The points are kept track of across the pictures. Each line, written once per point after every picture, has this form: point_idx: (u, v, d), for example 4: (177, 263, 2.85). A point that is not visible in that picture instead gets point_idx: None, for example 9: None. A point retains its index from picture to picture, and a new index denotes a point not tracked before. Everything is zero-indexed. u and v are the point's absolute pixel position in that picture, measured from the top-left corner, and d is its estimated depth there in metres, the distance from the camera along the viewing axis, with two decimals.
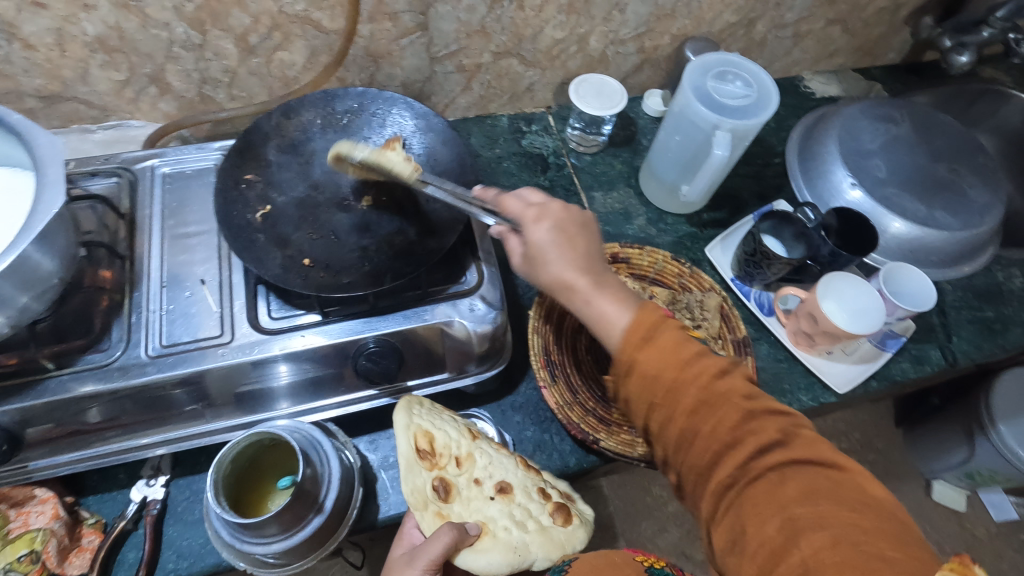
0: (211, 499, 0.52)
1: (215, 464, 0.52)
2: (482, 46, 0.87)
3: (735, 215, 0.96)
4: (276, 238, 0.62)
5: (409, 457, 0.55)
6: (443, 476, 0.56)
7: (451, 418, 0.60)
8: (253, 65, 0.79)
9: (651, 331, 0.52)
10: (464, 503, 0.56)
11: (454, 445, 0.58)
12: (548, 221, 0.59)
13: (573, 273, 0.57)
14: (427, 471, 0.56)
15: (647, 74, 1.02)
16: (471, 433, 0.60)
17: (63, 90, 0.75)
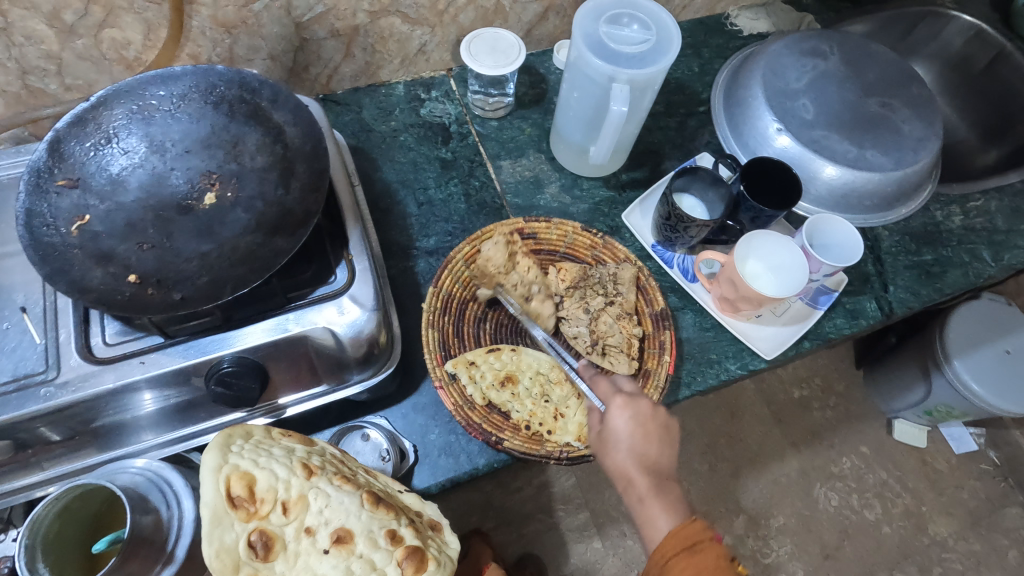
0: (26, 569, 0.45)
1: (28, 525, 0.46)
2: (353, 6, 0.77)
3: (657, 173, 0.88)
4: (96, 254, 0.53)
5: (218, 507, 0.47)
6: (264, 528, 0.48)
7: (283, 454, 0.52)
8: (79, 47, 0.68)
9: (652, 444, 0.60)
10: (290, 559, 0.49)
11: (280, 487, 0.50)
12: (630, 412, 0.61)
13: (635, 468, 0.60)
14: (243, 523, 0.47)
15: (554, 22, 0.92)
16: (306, 471, 0.52)
17: None
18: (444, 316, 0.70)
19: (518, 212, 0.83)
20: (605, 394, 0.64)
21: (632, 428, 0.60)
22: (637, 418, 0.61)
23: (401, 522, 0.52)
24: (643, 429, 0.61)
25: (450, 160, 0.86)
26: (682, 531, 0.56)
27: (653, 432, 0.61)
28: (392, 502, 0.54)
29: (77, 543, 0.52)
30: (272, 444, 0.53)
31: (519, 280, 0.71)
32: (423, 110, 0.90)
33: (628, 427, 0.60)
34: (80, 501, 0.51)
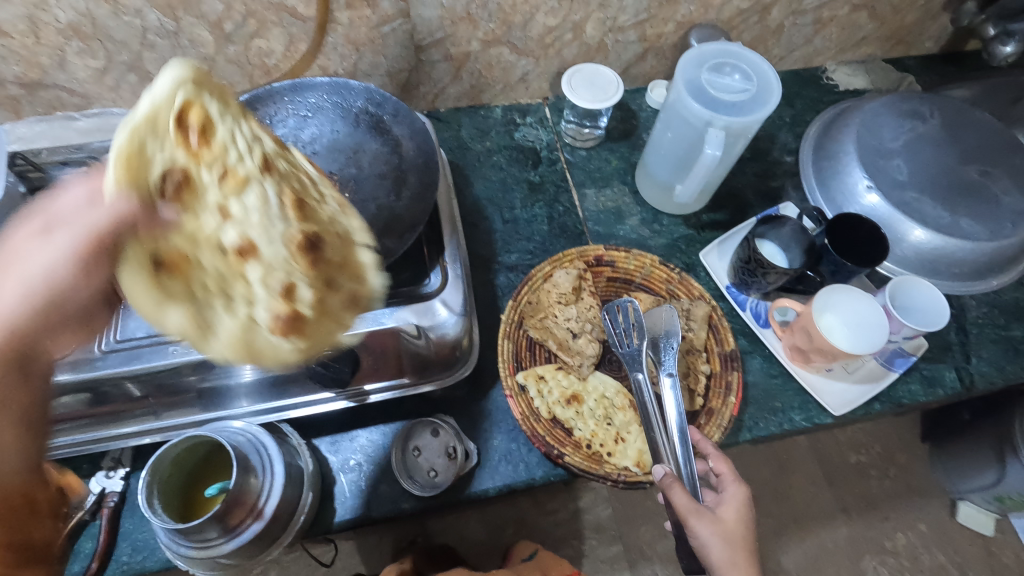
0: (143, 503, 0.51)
1: (151, 465, 0.53)
2: (469, 34, 0.83)
3: (738, 217, 0.89)
4: None
5: (161, 113, 0.43)
6: (185, 168, 0.44)
7: (246, 135, 0.48)
8: (231, 53, 0.78)
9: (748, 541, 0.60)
10: (212, 175, 0.45)
11: (232, 155, 0.46)
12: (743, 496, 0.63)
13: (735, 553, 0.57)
14: (176, 148, 0.44)
15: (651, 63, 0.95)
16: (263, 163, 0.48)
17: (43, 78, 0.75)
18: (518, 329, 0.74)
19: (598, 239, 0.86)
20: (718, 468, 0.65)
21: (737, 525, 0.60)
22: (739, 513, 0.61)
23: (309, 281, 0.49)
24: (741, 519, 0.60)
25: (537, 183, 0.91)
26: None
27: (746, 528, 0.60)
28: (334, 262, 0.51)
29: (183, 486, 0.58)
30: (245, 118, 0.48)
31: (576, 315, 0.74)
32: (517, 133, 0.95)
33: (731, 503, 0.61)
34: (188, 451, 0.57)
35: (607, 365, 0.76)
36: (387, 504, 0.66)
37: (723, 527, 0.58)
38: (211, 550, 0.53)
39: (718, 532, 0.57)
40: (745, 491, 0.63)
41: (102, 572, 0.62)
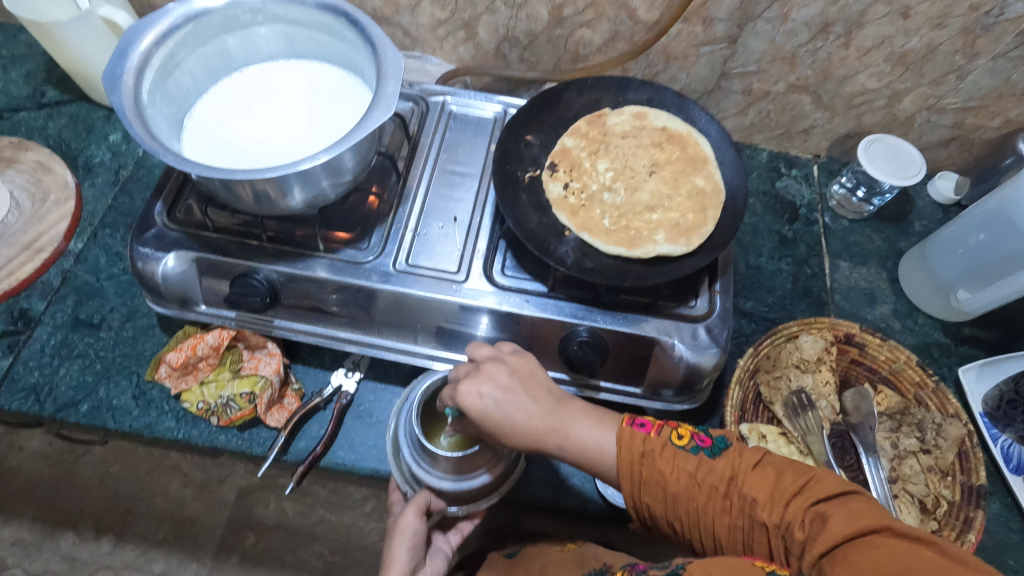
0: (414, 418, 0.60)
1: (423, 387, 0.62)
2: (781, 74, 0.81)
3: (1007, 343, 0.80)
4: (535, 202, 0.64)
5: (633, 119, 0.69)
6: (623, 139, 0.68)
7: (622, 117, 0.69)
8: (554, 35, 0.82)
9: (646, 449, 0.48)
10: (613, 149, 0.68)
11: (628, 126, 0.69)
12: (491, 378, 0.52)
13: (536, 421, 0.50)
14: (628, 125, 0.69)
15: (951, 152, 0.88)
16: (604, 123, 0.69)
17: (392, 15, 0.84)
18: (750, 379, 0.71)
19: (841, 315, 0.81)
20: (460, 375, 0.54)
21: (589, 446, 0.49)
22: (559, 410, 0.51)
23: (593, 167, 0.67)
24: (513, 383, 0.52)
25: (789, 239, 0.87)
26: (625, 444, 0.48)
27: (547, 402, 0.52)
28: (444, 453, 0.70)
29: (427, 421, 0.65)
30: (629, 114, 0.70)
31: (811, 386, 0.72)
32: (779, 182, 0.92)
33: (496, 398, 0.51)
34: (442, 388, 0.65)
35: (832, 449, 0.70)
36: (576, 497, 0.68)
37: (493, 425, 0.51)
38: (445, 478, 0.62)
39: (542, 452, 0.51)
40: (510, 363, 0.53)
41: (322, 457, 0.69)
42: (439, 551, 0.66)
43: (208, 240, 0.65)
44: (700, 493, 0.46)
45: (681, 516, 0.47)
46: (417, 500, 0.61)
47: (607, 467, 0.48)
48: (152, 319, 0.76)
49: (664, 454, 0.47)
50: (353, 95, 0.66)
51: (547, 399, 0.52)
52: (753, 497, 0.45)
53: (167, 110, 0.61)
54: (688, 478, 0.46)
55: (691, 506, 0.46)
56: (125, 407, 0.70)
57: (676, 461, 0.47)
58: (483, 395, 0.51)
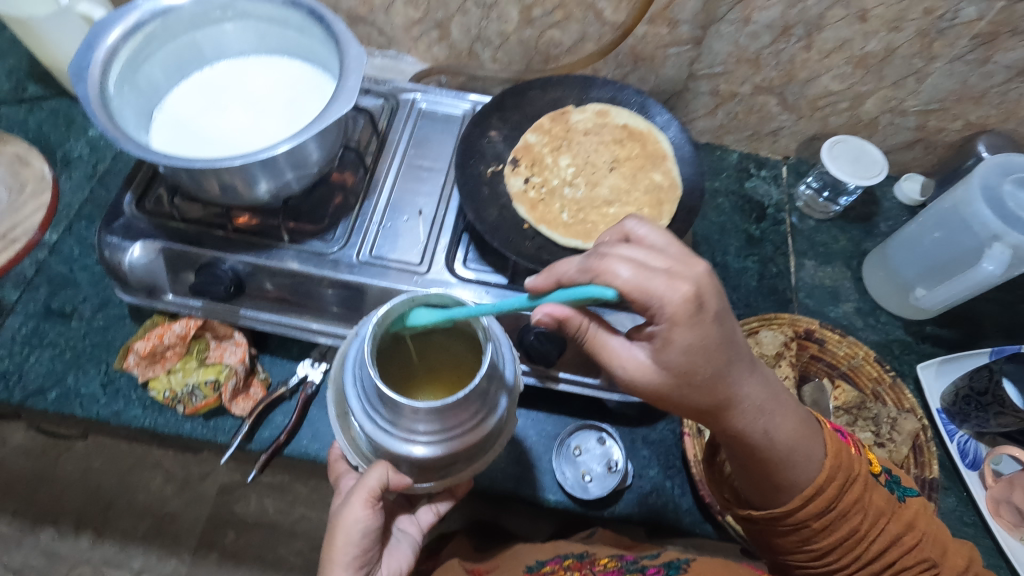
0: (365, 356, 0.49)
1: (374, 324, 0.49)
2: (746, 76, 0.83)
3: (967, 341, 0.81)
4: (495, 195, 0.66)
5: (595, 117, 0.71)
6: (584, 136, 0.70)
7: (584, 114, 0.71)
8: (525, 35, 0.83)
9: (843, 463, 0.52)
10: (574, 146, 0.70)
11: (589, 124, 0.71)
12: (681, 284, 0.46)
13: (733, 380, 0.49)
14: (589, 123, 0.71)
15: (916, 154, 0.89)
16: (566, 121, 0.71)
17: (367, 15, 0.86)
18: None
19: (805, 312, 0.83)
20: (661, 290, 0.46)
21: (793, 437, 0.51)
22: (770, 397, 0.52)
23: (553, 162, 0.69)
24: (719, 317, 0.47)
25: (756, 238, 0.88)
26: (833, 454, 0.52)
27: (719, 340, 0.48)
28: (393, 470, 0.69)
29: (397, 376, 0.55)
30: (590, 112, 0.72)
31: None
32: (748, 183, 0.93)
33: (690, 348, 0.47)
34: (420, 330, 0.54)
35: None
36: (534, 488, 0.68)
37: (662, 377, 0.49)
38: (419, 440, 0.52)
39: (676, 402, 0.51)
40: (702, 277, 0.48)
41: (286, 445, 0.70)
42: (403, 539, 0.61)
43: (175, 230, 0.66)
44: (869, 509, 0.51)
45: (846, 520, 0.51)
46: (367, 480, 0.54)
47: (805, 462, 0.51)
48: (123, 309, 0.77)
49: (863, 482, 0.52)
50: (320, 90, 0.67)
51: (706, 334, 0.47)
52: (928, 545, 0.51)
53: (136, 102, 0.62)
54: (875, 509, 0.51)
55: (866, 516, 0.51)
56: (92, 395, 0.71)
57: (866, 485, 0.52)
58: (701, 330, 0.47)
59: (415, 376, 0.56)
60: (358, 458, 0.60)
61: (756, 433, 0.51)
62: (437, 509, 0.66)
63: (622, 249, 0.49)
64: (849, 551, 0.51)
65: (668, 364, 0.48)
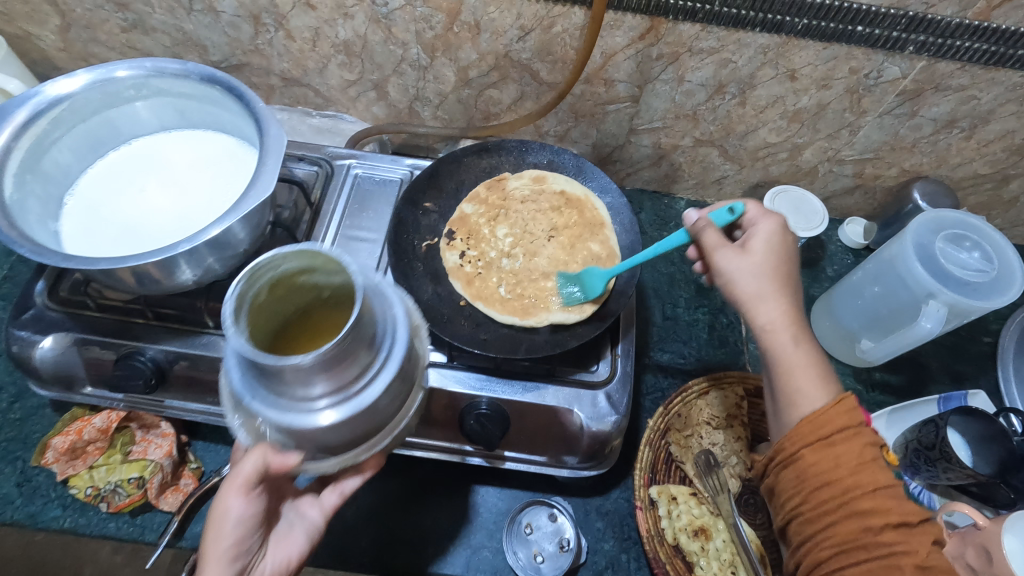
0: (233, 314, 0.40)
1: (249, 272, 0.41)
2: (686, 130, 0.83)
3: (915, 387, 0.81)
4: (431, 272, 0.67)
5: (530, 188, 0.73)
6: (520, 206, 0.72)
7: (521, 184, 0.73)
8: (464, 95, 0.82)
9: (841, 432, 0.47)
10: (510, 219, 0.72)
11: (524, 194, 0.73)
12: (772, 220, 0.59)
13: (777, 291, 0.54)
14: (525, 190, 0.73)
15: (856, 199, 0.91)
16: (501, 191, 0.73)
17: (301, 77, 0.84)
18: (661, 439, 0.70)
19: (756, 364, 0.82)
20: (755, 214, 0.61)
21: (809, 360, 0.51)
22: (799, 328, 0.53)
23: (490, 235, 0.71)
24: (779, 247, 0.57)
25: (706, 288, 0.88)
26: (830, 414, 0.48)
27: (778, 249, 0.57)
28: None
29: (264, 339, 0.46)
30: (526, 180, 0.74)
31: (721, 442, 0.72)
32: None
33: (762, 236, 0.58)
34: (287, 287, 0.46)
35: (745, 508, 0.69)
36: (485, 571, 0.65)
37: (750, 257, 0.56)
38: (318, 407, 0.44)
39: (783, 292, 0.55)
40: (779, 222, 0.59)
41: None
42: (299, 524, 0.55)
43: (91, 321, 0.62)
44: (858, 480, 0.45)
45: (816, 449, 0.47)
46: (242, 468, 0.47)
47: (802, 408, 0.50)
48: (43, 397, 0.72)
49: (869, 460, 0.46)
50: (245, 166, 0.65)
51: (776, 253, 0.57)
52: (870, 496, 0.45)
53: (40, 190, 0.59)
54: (845, 455, 0.46)
55: (830, 450, 0.47)
56: (7, 496, 0.66)
57: (863, 460, 0.46)
58: (760, 243, 0.57)
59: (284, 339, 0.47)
60: (243, 432, 0.48)
61: (785, 350, 0.52)
62: (342, 490, 0.57)
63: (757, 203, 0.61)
64: (823, 514, 0.46)
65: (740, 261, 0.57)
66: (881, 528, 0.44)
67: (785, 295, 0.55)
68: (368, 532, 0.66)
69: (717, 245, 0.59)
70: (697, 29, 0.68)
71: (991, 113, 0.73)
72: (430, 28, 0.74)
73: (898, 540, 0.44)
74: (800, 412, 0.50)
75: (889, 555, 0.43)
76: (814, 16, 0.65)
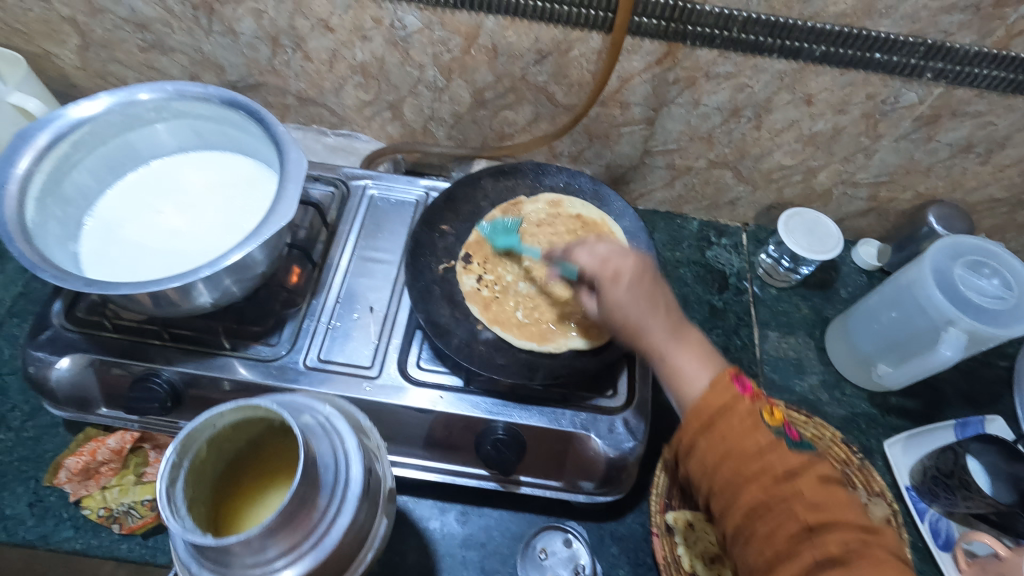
0: (168, 490, 0.44)
1: (181, 442, 0.45)
2: (700, 152, 0.83)
3: (931, 412, 0.81)
4: (447, 295, 0.68)
5: (547, 212, 0.74)
6: (537, 230, 0.73)
7: (537, 208, 0.75)
8: (479, 116, 0.83)
9: (722, 409, 0.48)
10: (527, 243, 0.73)
11: (540, 219, 0.74)
12: (624, 280, 0.57)
13: (650, 318, 0.55)
14: (541, 215, 0.74)
15: (870, 221, 0.91)
16: (518, 216, 0.74)
17: (317, 97, 0.84)
18: (676, 463, 0.70)
19: (771, 387, 0.81)
20: (596, 266, 0.60)
21: (680, 359, 0.53)
22: (676, 335, 0.55)
23: (506, 261, 0.72)
24: (643, 282, 0.57)
25: (719, 309, 0.87)
26: (711, 395, 0.49)
27: (644, 292, 0.57)
28: None
29: (214, 479, 0.51)
30: (543, 204, 0.75)
31: None
32: (709, 252, 0.93)
33: (628, 288, 0.57)
34: (235, 430, 0.51)
35: None
36: None
37: (637, 281, 0.57)
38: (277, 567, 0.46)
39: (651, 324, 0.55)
40: (637, 262, 0.59)
41: None
42: None
43: (107, 341, 0.62)
44: (749, 444, 0.46)
45: (710, 435, 0.48)
46: None
47: (692, 390, 0.51)
48: (57, 417, 0.72)
49: (747, 419, 0.47)
50: (263, 189, 0.65)
51: (636, 287, 0.57)
52: (746, 459, 0.46)
53: (61, 212, 0.59)
54: (729, 427, 0.47)
55: (716, 427, 0.48)
56: (18, 517, 0.66)
57: (748, 432, 0.46)
58: (625, 292, 0.57)
59: (241, 471, 0.52)
60: None
61: (665, 357, 0.54)
62: None
63: (585, 244, 0.62)
64: (728, 486, 0.47)
65: (615, 313, 0.57)
66: (774, 482, 0.45)
67: (661, 309, 0.56)
68: (380, 556, 0.66)
69: (592, 269, 0.60)
70: (714, 54, 0.69)
71: (1008, 139, 0.73)
72: (448, 51, 0.74)
73: (794, 490, 0.45)
74: (688, 398, 0.51)
75: (786, 504, 0.44)
76: (832, 42, 0.65)
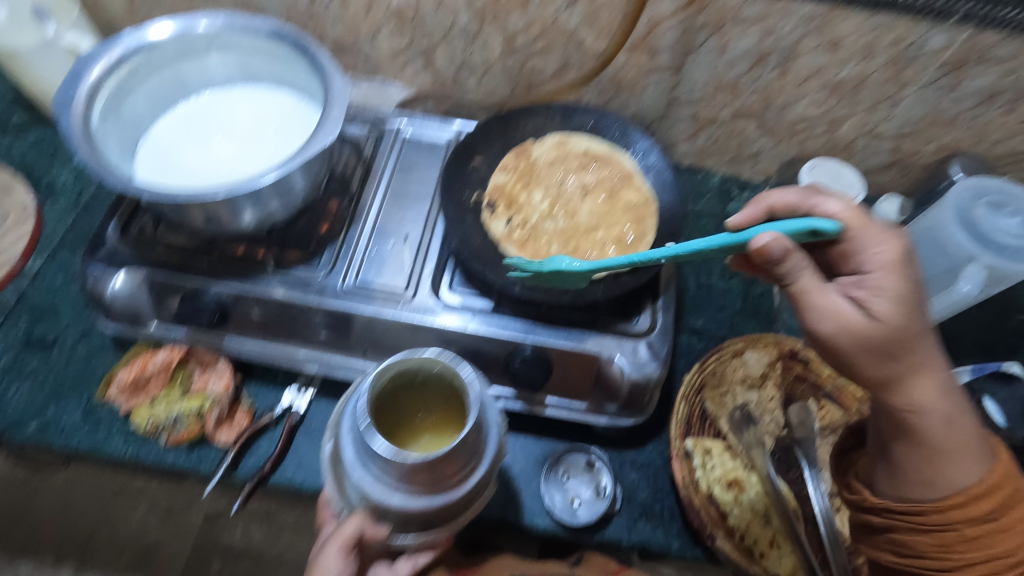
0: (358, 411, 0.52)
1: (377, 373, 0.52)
2: (725, 102, 0.85)
3: (947, 359, 0.82)
4: (479, 224, 0.70)
5: (556, 150, 0.77)
6: (549, 168, 0.76)
7: (545, 147, 0.77)
8: (509, 64, 0.85)
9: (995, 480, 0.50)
10: (541, 183, 0.75)
11: (549, 158, 0.76)
12: (896, 272, 0.51)
13: (899, 322, 0.50)
14: (549, 153, 0.77)
15: (892, 176, 0.92)
16: (528, 157, 0.76)
17: (353, 44, 0.87)
18: (695, 394, 0.72)
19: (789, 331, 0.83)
20: (809, 287, 0.52)
21: (939, 384, 0.51)
22: (929, 380, 0.51)
23: (529, 198, 0.74)
24: (896, 278, 0.52)
25: None
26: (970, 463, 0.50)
27: (896, 285, 0.51)
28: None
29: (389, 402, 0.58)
30: (549, 142, 0.78)
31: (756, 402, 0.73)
32: (731, 205, 0.94)
33: (876, 276, 0.52)
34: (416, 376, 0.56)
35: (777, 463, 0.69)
36: (522, 514, 0.67)
37: (879, 292, 0.51)
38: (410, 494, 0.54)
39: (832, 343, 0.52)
40: (898, 246, 0.53)
41: (270, 475, 0.68)
42: None
43: (158, 259, 0.66)
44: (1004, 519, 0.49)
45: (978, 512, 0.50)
46: (344, 528, 0.56)
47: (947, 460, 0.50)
48: (106, 338, 0.76)
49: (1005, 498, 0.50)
50: (304, 120, 0.68)
51: (896, 284, 0.51)
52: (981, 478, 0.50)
53: (118, 132, 0.63)
54: (1009, 511, 0.50)
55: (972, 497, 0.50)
56: (72, 426, 0.70)
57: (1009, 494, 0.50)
58: (893, 283, 0.51)
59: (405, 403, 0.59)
60: (341, 495, 0.59)
61: (879, 357, 0.51)
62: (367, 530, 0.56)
63: (818, 202, 0.58)
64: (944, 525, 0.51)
65: (825, 331, 0.51)
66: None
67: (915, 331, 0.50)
68: None
69: (810, 284, 0.52)
70: None
71: None
72: None
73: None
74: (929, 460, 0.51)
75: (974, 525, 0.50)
76: None
